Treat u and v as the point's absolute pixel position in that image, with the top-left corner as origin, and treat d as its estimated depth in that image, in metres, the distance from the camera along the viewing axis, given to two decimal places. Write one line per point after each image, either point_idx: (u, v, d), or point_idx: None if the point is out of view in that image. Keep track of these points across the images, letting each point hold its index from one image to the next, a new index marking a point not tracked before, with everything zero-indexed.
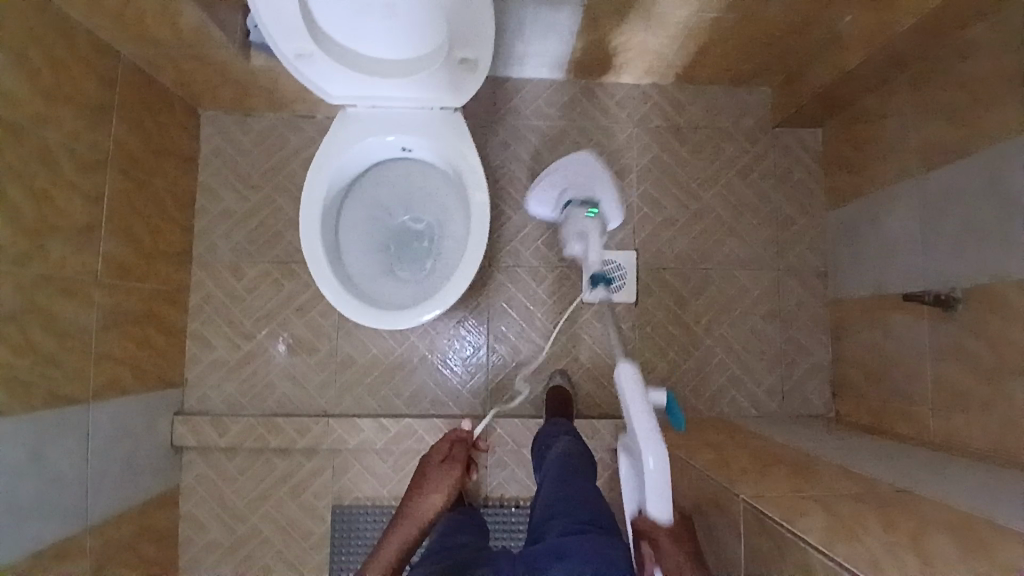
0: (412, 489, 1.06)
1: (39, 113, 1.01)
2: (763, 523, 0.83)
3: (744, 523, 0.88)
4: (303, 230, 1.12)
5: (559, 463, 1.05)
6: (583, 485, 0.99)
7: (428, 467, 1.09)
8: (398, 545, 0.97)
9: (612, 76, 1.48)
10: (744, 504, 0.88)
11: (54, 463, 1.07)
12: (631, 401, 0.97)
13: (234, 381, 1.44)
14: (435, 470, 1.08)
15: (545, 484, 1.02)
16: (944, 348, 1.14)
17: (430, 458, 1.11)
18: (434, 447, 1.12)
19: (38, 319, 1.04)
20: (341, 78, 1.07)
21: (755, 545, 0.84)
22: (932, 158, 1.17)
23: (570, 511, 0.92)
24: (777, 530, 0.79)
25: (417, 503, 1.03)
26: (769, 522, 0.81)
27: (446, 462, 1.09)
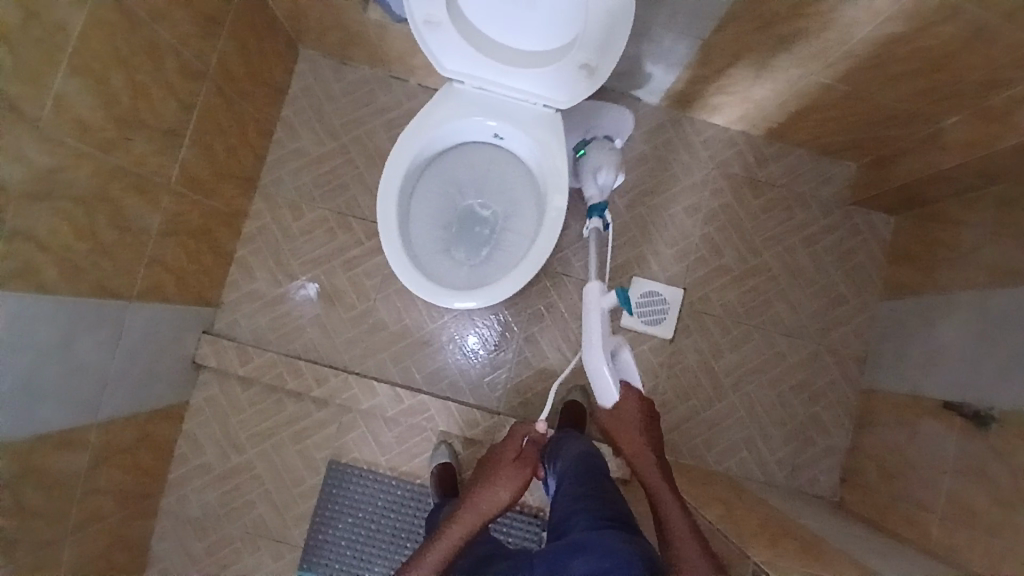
0: (482, 477, 1.09)
1: (156, 10, 1.03)
2: None
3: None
4: (382, 188, 1.13)
5: (578, 460, 1.05)
6: (602, 485, 0.99)
7: (500, 458, 1.11)
8: (461, 531, 1.02)
9: (704, 114, 1.48)
10: (755, 567, 0.89)
11: (82, 349, 1.08)
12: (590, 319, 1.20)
13: (265, 316, 1.44)
14: (507, 464, 1.10)
15: (563, 482, 1.02)
16: (968, 463, 1.14)
17: (504, 451, 1.12)
18: (507, 443, 1.14)
19: (107, 209, 1.05)
20: (458, 54, 1.08)
21: None
22: (1005, 275, 1.16)
23: (592, 507, 0.92)
24: None
25: (484, 493, 1.06)
26: None
27: (519, 462, 1.10)
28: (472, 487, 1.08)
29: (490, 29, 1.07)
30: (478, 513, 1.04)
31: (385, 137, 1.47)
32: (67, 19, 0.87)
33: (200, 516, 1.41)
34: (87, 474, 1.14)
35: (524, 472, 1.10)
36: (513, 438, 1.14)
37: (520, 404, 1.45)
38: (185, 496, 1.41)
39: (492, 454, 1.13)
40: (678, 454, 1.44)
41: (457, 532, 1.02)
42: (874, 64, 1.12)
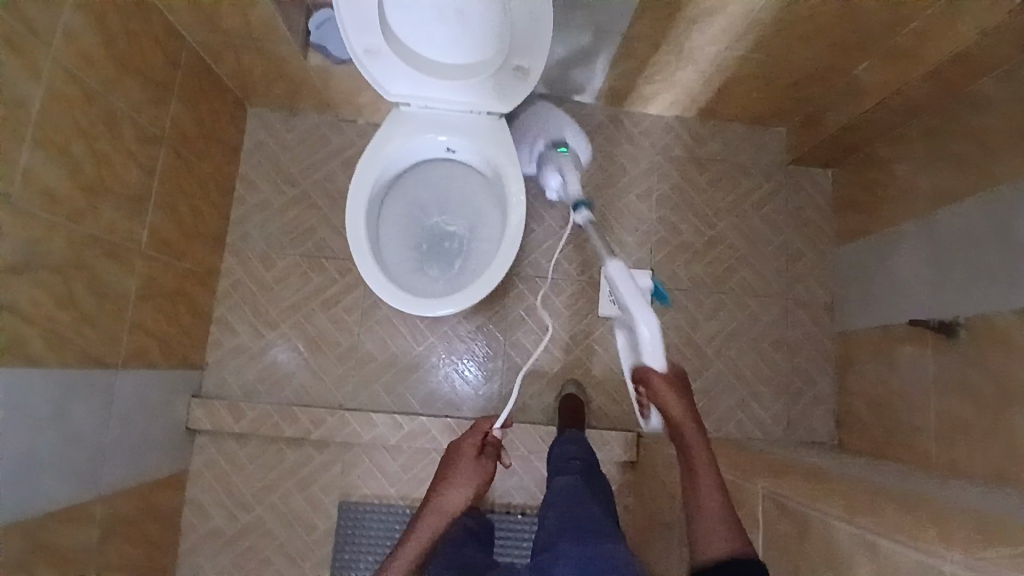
0: (443, 474, 1.09)
1: (109, 81, 1.08)
2: (784, 507, 0.90)
3: (763, 514, 0.94)
4: (350, 213, 1.17)
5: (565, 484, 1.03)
6: (589, 506, 0.96)
7: (462, 454, 1.11)
8: (427, 532, 1.03)
9: (638, 106, 1.57)
10: (763, 490, 0.96)
11: (78, 420, 1.08)
12: (628, 291, 1.02)
13: (252, 368, 1.45)
14: (467, 461, 1.10)
15: (550, 505, 0.99)
16: (948, 377, 1.20)
17: (465, 444, 1.12)
18: (468, 437, 1.13)
19: (86, 278, 1.07)
20: (401, 77, 1.14)
21: (774, 531, 0.91)
22: (941, 199, 1.25)
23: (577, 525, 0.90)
24: (800, 513, 0.86)
25: (445, 493, 1.07)
26: (790, 504, 0.88)
27: (482, 457, 1.11)
28: (433, 486, 1.09)
29: (425, 49, 1.14)
30: (442, 514, 1.05)
31: (343, 177, 1.52)
32: (27, 93, 0.91)
33: None
34: (97, 551, 1.12)
35: (484, 468, 1.10)
36: (475, 430, 1.15)
37: (517, 410, 1.47)
38: (198, 564, 1.38)
39: (453, 446, 1.14)
40: None
41: (422, 534, 1.03)
42: (778, 29, 1.22)
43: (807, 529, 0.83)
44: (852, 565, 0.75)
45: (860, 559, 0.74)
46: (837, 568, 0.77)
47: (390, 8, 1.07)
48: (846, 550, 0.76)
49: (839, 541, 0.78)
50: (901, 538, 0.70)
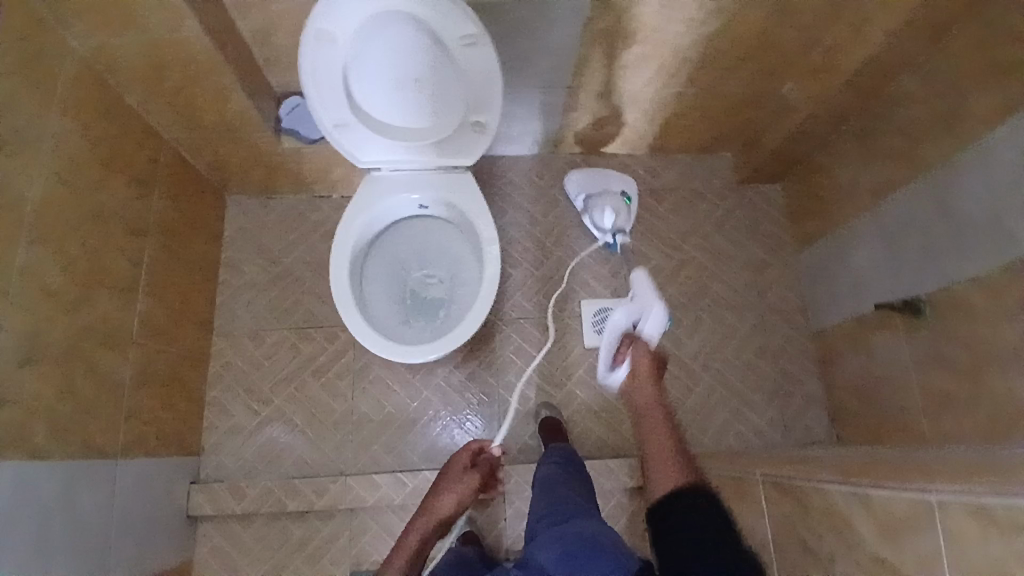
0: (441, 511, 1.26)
1: (97, 180, 1.15)
2: (783, 488, 0.93)
3: (767, 500, 0.96)
4: (333, 272, 1.23)
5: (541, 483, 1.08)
6: (564, 492, 1.02)
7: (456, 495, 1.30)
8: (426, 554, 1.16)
9: (593, 150, 1.68)
10: (762, 478, 0.99)
11: (82, 513, 1.07)
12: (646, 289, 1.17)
13: (251, 446, 1.44)
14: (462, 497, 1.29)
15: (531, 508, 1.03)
16: (923, 353, 1.26)
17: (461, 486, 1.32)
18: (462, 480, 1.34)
19: (81, 368, 1.10)
20: (370, 144, 1.23)
21: (779, 513, 0.93)
22: (882, 192, 1.35)
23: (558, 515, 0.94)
24: (798, 490, 0.88)
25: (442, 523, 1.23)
26: (789, 483, 0.91)
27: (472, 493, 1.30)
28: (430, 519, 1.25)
29: (389, 116, 1.22)
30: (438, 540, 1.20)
31: (323, 248, 1.58)
32: (24, 196, 0.97)
33: None
34: None
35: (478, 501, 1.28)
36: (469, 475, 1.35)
37: (519, 451, 1.48)
38: None
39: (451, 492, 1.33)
40: None
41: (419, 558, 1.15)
42: (706, 64, 1.35)
43: (808, 502, 0.86)
44: (852, 521, 0.77)
45: (857, 513, 0.77)
46: (839, 529, 0.79)
47: (354, 83, 1.17)
48: (844, 508, 0.79)
49: (837, 502, 0.80)
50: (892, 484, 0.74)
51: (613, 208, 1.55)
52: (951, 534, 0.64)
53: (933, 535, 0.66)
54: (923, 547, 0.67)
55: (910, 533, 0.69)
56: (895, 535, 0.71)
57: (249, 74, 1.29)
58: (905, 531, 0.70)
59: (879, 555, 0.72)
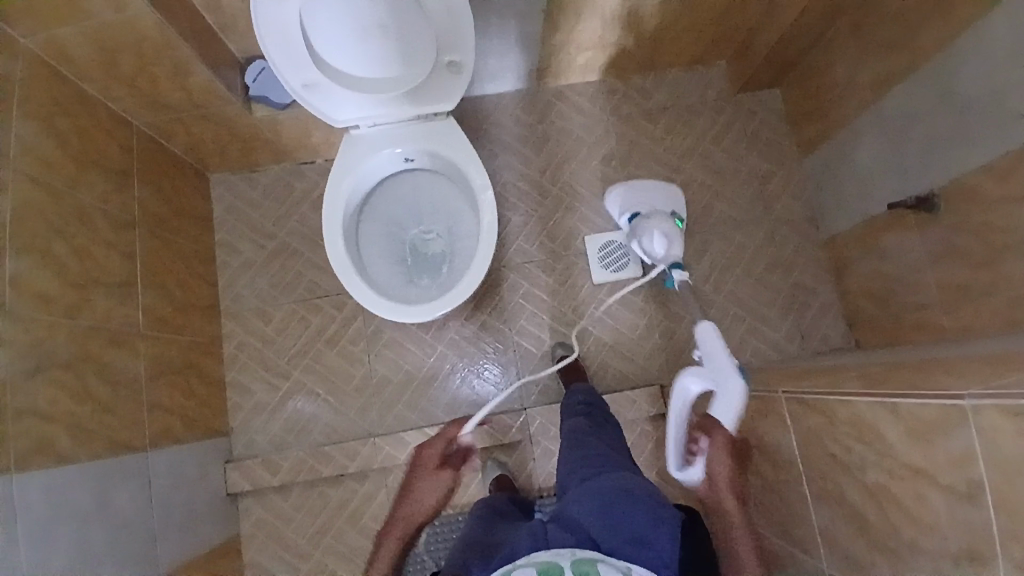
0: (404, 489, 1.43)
1: (73, 178, 1.12)
2: (806, 402, 0.93)
3: (791, 416, 0.97)
4: (327, 240, 1.19)
5: (570, 432, 1.08)
6: (594, 444, 1.02)
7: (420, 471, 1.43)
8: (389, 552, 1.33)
9: (578, 78, 1.61)
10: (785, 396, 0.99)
11: (118, 507, 1.10)
12: (722, 356, 1.15)
13: (277, 421, 1.46)
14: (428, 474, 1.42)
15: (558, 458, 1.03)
16: (938, 247, 1.23)
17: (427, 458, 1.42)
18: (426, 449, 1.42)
19: (93, 369, 1.10)
20: (344, 102, 1.17)
21: (805, 429, 0.93)
22: (884, 84, 1.29)
23: (585, 464, 0.95)
24: (824, 402, 0.88)
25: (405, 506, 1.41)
26: (813, 397, 0.91)
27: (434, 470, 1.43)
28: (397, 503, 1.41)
29: (359, 70, 1.15)
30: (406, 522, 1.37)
31: (316, 217, 1.55)
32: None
33: None
34: None
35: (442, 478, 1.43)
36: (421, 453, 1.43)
37: (540, 393, 1.49)
38: None
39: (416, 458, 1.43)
40: None
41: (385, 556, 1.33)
42: None
43: (833, 415, 0.86)
44: (880, 431, 0.77)
45: (886, 424, 0.76)
46: (868, 440, 0.79)
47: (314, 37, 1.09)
48: (872, 419, 0.78)
49: (865, 412, 0.80)
50: (920, 391, 0.72)
51: (665, 231, 1.35)
52: (982, 436, 0.63)
53: (963, 437, 0.65)
54: (954, 450, 0.66)
55: (941, 437, 0.68)
56: (926, 441, 0.70)
57: (207, 43, 1.22)
58: (936, 436, 0.69)
59: (910, 462, 0.72)
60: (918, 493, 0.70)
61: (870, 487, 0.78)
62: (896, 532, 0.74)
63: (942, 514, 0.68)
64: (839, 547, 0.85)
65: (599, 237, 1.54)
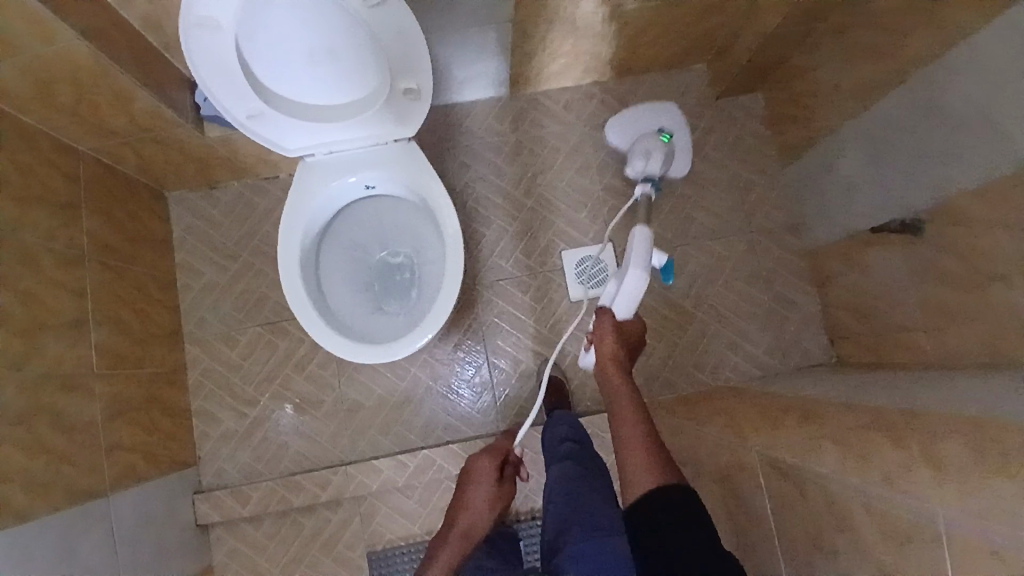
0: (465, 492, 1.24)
1: (14, 218, 1.05)
2: (782, 468, 0.87)
3: (765, 476, 0.92)
4: (284, 278, 1.14)
5: (562, 482, 1.13)
6: (589, 498, 1.08)
7: (483, 475, 1.24)
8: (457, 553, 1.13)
9: (553, 83, 1.53)
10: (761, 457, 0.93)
11: (82, 558, 1.07)
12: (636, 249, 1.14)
13: (246, 450, 1.43)
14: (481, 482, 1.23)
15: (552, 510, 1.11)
16: (923, 267, 1.19)
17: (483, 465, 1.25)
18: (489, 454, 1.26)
19: (46, 417, 1.06)
20: (295, 131, 1.10)
21: (778, 491, 0.88)
22: (869, 96, 1.23)
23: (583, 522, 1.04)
24: (799, 474, 0.83)
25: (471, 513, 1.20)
26: (789, 465, 0.86)
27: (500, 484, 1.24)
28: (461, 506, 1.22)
29: (308, 96, 1.08)
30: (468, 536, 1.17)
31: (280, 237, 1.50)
32: None
33: None
34: None
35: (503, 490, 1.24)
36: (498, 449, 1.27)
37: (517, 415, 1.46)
38: None
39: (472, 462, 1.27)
40: (677, 388, 1.47)
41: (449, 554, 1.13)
42: None
43: (806, 488, 0.81)
44: (850, 514, 0.73)
45: (858, 505, 0.72)
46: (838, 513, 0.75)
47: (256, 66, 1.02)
48: (846, 504, 0.74)
49: (838, 492, 0.76)
50: (899, 490, 0.68)
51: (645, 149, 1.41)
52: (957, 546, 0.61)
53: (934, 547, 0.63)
54: (932, 561, 0.63)
55: (917, 545, 0.65)
56: (898, 539, 0.67)
57: (150, 67, 1.15)
58: (911, 543, 0.65)
59: (879, 557, 0.69)
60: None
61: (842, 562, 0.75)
62: None
63: None
64: None
65: (574, 253, 1.50)
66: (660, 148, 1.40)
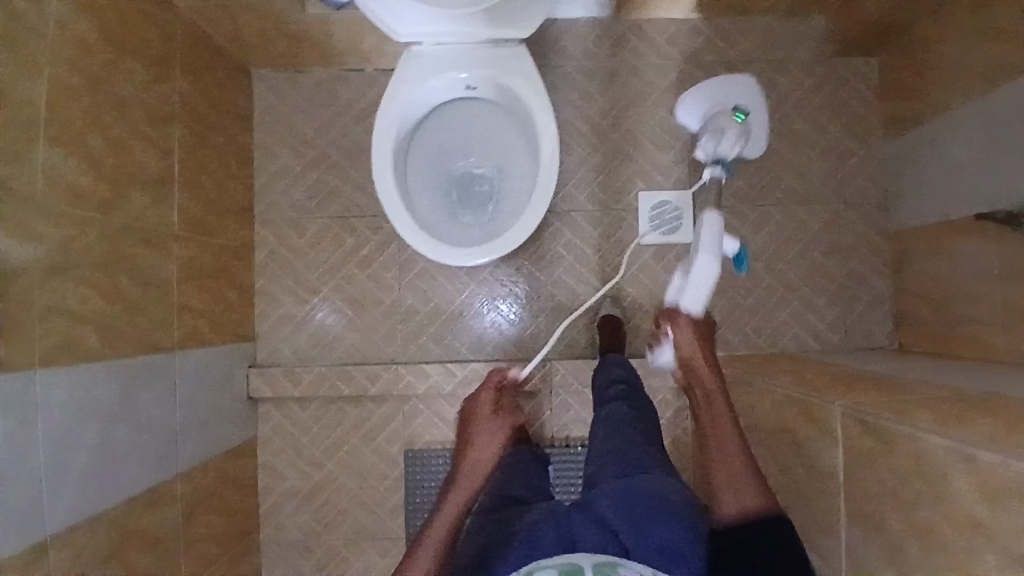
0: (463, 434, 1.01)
1: (112, 64, 1.04)
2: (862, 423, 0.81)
3: (840, 429, 0.87)
4: (376, 167, 1.12)
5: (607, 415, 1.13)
6: (633, 435, 1.07)
7: (477, 414, 1.02)
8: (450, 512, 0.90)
9: (661, 13, 1.45)
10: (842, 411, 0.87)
11: (141, 408, 1.10)
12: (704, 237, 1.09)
13: (303, 334, 1.48)
14: (482, 421, 1.01)
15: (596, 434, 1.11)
16: (1012, 263, 1.11)
17: (479, 405, 1.04)
18: (482, 395, 1.05)
19: (125, 268, 1.08)
20: (410, 16, 1.09)
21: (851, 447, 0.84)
22: (997, 77, 1.13)
23: (620, 458, 1.02)
24: (883, 428, 0.78)
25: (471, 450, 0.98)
26: (872, 420, 0.80)
27: (500, 412, 1.02)
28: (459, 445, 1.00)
29: None
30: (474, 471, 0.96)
31: (361, 132, 1.51)
32: (37, 95, 0.88)
33: (301, 537, 1.46)
34: (184, 527, 1.17)
35: (502, 422, 1.02)
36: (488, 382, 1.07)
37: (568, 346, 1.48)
38: (281, 521, 1.46)
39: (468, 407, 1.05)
40: (731, 346, 1.47)
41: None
42: None
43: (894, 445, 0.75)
44: (946, 476, 0.67)
45: (955, 467, 0.66)
46: (927, 480, 0.70)
47: None
48: (939, 460, 0.68)
49: (931, 451, 0.73)
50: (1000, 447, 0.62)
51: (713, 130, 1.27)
52: None
53: None
54: None
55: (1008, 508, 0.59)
56: (993, 499, 0.61)
57: None
58: (1005, 501, 0.59)
59: (968, 517, 0.64)
60: None
61: None
62: None
63: None
64: None
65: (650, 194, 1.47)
66: (733, 126, 1.26)
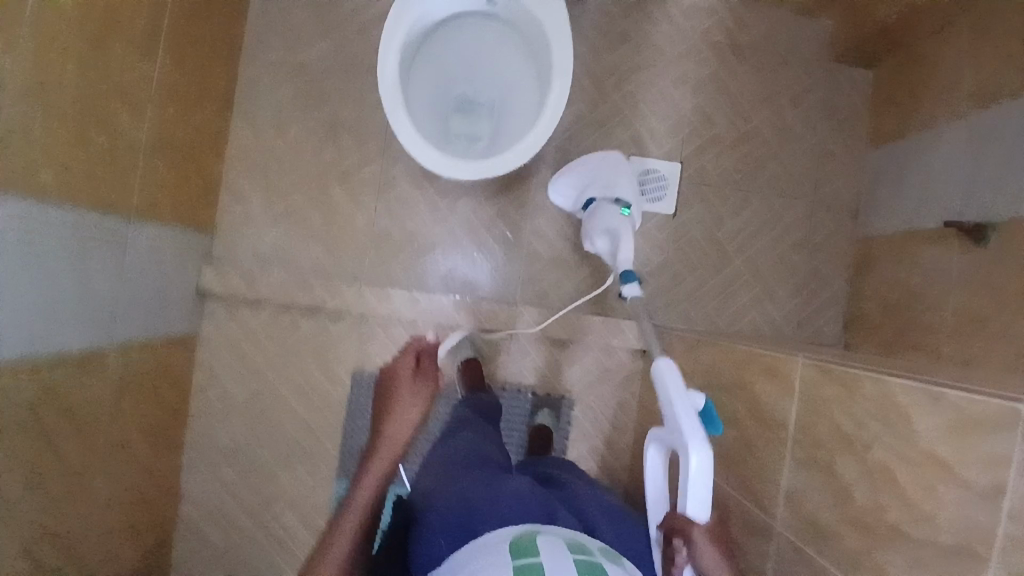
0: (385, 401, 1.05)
1: None
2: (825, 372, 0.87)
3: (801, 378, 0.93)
4: (381, 48, 1.07)
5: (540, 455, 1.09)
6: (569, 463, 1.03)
7: (399, 381, 1.07)
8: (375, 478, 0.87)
9: None
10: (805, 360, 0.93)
11: (89, 266, 1.01)
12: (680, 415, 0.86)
13: (266, 237, 1.42)
14: (405, 383, 1.06)
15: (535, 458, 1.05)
16: (971, 273, 1.17)
17: (400, 369, 1.10)
18: (400, 364, 1.11)
19: (98, 116, 0.99)
20: None
21: (814, 395, 0.89)
22: (985, 97, 1.19)
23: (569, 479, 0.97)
24: (848, 371, 0.83)
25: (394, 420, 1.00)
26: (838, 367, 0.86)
27: (421, 373, 1.08)
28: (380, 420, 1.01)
29: None
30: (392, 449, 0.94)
31: (361, 42, 1.46)
32: None
33: (229, 445, 1.39)
34: (112, 407, 1.09)
35: (426, 384, 1.06)
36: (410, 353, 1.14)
37: (535, 295, 1.47)
38: (209, 425, 1.39)
39: (390, 374, 1.11)
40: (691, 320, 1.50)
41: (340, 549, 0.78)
42: None
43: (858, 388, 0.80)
44: (909, 416, 0.73)
45: (922, 408, 0.71)
46: (892, 421, 0.75)
47: None
48: (906, 404, 0.74)
49: (898, 397, 0.76)
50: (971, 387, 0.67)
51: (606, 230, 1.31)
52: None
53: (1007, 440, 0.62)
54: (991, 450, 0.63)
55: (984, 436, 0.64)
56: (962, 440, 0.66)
57: None
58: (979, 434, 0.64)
59: (933, 453, 0.69)
60: (931, 483, 0.69)
61: (869, 466, 0.78)
62: (880, 512, 0.75)
63: (947, 510, 0.67)
64: (803, 511, 0.89)
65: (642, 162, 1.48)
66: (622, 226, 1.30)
